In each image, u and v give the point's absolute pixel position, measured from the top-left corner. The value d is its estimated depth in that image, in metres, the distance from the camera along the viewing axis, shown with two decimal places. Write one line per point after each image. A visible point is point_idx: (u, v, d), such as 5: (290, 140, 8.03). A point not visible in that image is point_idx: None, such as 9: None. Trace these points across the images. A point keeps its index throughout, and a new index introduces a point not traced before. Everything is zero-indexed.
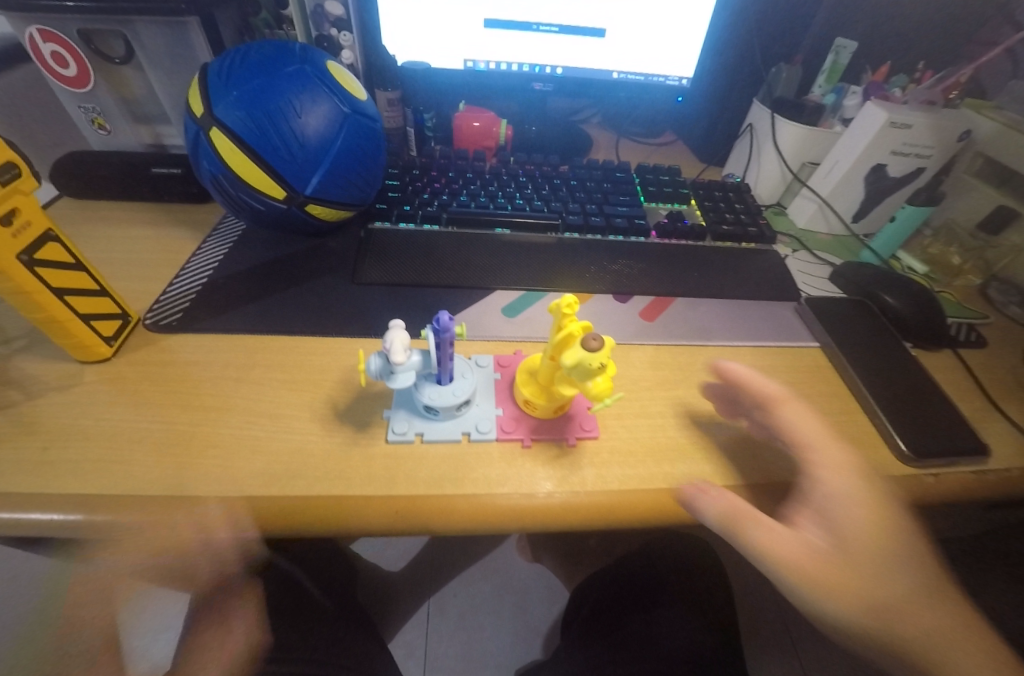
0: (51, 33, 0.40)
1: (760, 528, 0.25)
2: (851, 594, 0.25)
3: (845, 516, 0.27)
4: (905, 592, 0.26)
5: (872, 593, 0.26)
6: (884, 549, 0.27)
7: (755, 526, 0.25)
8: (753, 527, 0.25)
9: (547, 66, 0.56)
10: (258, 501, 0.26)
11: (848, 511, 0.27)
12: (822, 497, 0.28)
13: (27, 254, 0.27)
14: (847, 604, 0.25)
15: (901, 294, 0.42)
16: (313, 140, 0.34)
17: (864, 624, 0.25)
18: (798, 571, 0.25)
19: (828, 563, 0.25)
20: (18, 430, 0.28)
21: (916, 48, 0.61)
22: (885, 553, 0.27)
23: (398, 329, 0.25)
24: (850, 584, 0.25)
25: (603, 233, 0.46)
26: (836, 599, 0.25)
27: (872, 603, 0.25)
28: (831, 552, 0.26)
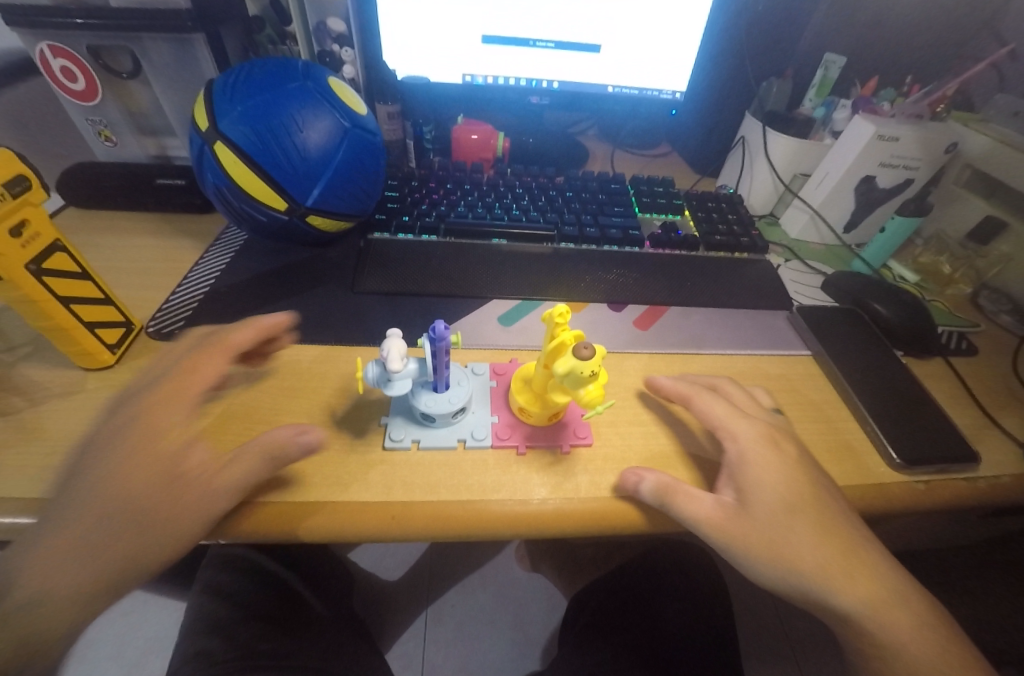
0: (61, 49, 0.41)
1: (687, 497, 0.28)
2: (781, 553, 0.27)
3: (765, 482, 0.29)
4: (835, 556, 0.27)
5: (806, 553, 0.27)
6: (813, 509, 0.28)
7: (682, 495, 0.28)
8: (680, 497, 0.28)
9: (543, 80, 0.57)
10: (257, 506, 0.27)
11: (776, 474, 0.29)
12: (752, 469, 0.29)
13: (35, 263, 0.28)
14: (782, 569, 0.26)
15: (891, 304, 0.42)
16: (315, 153, 0.35)
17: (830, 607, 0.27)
18: (717, 533, 0.27)
19: (754, 525, 0.27)
20: (22, 436, 0.29)
21: (904, 62, 0.62)
22: (815, 513, 0.28)
23: (395, 338, 0.26)
24: (776, 541, 0.27)
25: (598, 244, 0.47)
26: (763, 559, 0.26)
27: (808, 562, 0.27)
28: (744, 512, 0.27)
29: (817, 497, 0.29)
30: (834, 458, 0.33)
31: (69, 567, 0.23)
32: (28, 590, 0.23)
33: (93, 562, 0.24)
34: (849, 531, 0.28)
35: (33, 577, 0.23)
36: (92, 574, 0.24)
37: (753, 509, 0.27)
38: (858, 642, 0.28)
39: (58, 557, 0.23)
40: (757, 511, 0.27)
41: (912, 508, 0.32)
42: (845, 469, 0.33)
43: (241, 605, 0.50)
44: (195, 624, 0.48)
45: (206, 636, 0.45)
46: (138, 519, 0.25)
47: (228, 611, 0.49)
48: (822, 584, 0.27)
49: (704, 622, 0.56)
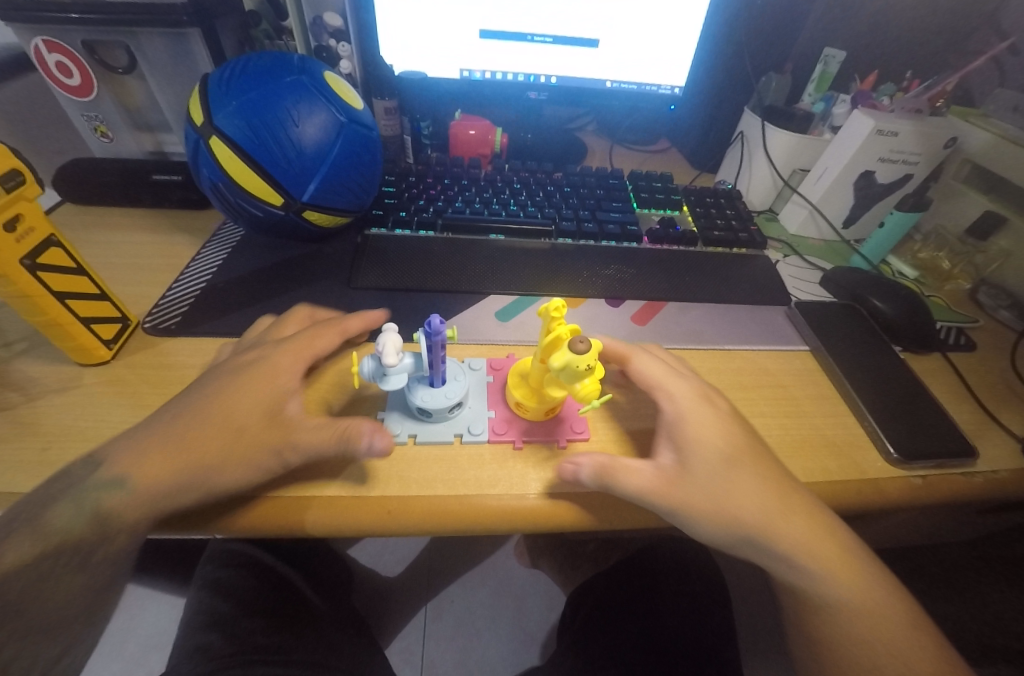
0: (56, 44, 0.41)
1: (626, 472, 0.28)
2: (722, 506, 0.28)
3: (703, 445, 0.29)
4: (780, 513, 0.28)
5: (745, 502, 0.28)
6: (749, 461, 0.29)
7: (621, 471, 0.28)
8: (619, 473, 0.28)
9: (541, 76, 0.57)
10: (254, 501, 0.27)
11: (710, 430, 0.30)
12: (689, 434, 0.30)
13: (30, 258, 0.28)
14: (724, 527, 0.27)
15: (890, 299, 0.42)
16: (310, 148, 0.35)
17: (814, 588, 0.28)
18: (662, 499, 0.27)
19: (693, 485, 0.28)
20: (17, 430, 0.29)
21: (904, 57, 0.62)
22: (750, 464, 0.29)
23: (390, 332, 0.26)
24: (718, 495, 0.28)
25: (596, 239, 0.47)
26: (707, 520, 0.27)
27: (749, 511, 0.28)
28: (687, 477, 0.28)
29: (749, 449, 0.30)
30: (831, 453, 0.33)
31: (157, 463, 0.26)
32: (116, 472, 0.26)
33: (174, 463, 0.26)
34: (786, 480, 0.29)
35: (125, 462, 0.26)
36: (169, 473, 0.26)
37: (693, 465, 0.28)
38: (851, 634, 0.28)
39: (153, 450, 0.26)
40: (697, 467, 0.28)
41: (909, 502, 0.32)
42: (842, 464, 0.33)
43: (241, 602, 0.50)
44: (193, 619, 0.48)
45: (204, 631, 0.46)
46: (217, 439, 0.27)
47: (226, 606, 0.49)
48: (765, 532, 0.28)
49: (703, 616, 0.56)
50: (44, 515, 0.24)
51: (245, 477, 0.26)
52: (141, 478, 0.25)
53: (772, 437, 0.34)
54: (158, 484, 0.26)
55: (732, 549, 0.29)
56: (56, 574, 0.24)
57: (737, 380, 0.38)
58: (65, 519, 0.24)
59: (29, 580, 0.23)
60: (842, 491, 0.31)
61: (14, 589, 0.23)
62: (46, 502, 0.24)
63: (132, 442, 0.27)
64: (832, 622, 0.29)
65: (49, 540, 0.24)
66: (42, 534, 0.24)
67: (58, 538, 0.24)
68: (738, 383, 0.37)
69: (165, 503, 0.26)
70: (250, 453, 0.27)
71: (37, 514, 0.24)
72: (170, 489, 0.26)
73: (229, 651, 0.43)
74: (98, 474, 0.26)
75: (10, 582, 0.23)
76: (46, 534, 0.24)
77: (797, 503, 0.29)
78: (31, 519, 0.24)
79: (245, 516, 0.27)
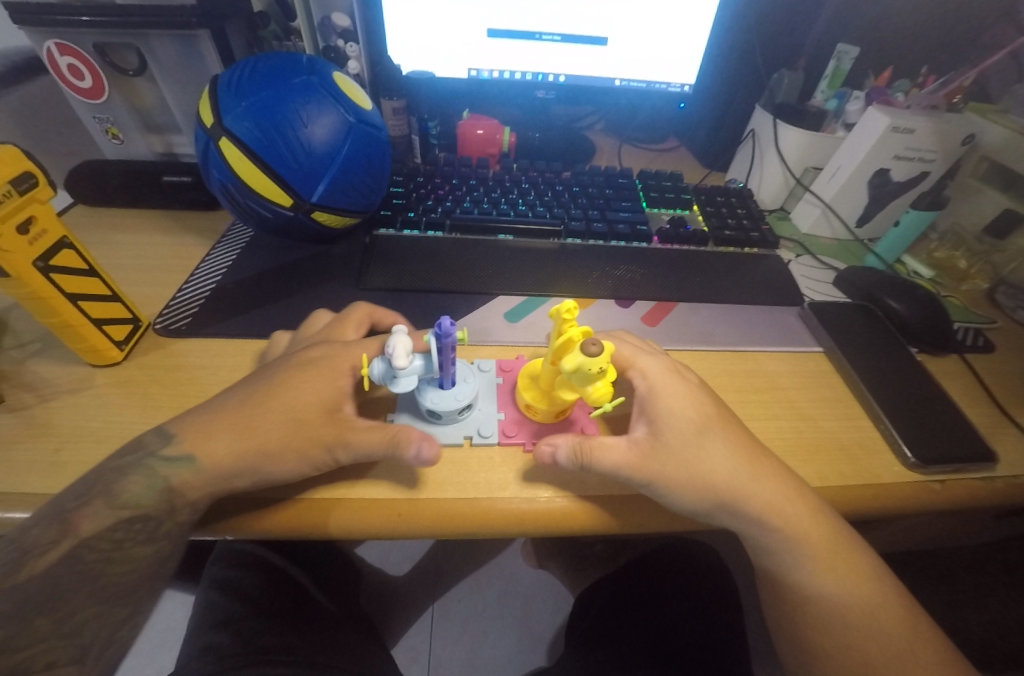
0: (67, 47, 0.42)
1: (599, 449, 0.28)
2: (693, 471, 0.28)
3: (671, 413, 0.29)
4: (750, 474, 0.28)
5: (716, 467, 0.28)
6: (719, 428, 0.30)
7: (595, 449, 0.28)
8: (594, 450, 0.28)
9: (549, 74, 0.57)
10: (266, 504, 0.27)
11: (681, 399, 0.30)
12: (655, 402, 0.30)
13: (42, 261, 0.28)
14: (700, 492, 0.28)
15: (907, 299, 0.41)
16: (320, 149, 0.35)
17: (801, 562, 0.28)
18: (641, 473, 0.27)
19: (667, 454, 0.28)
20: (30, 431, 0.29)
21: (919, 53, 0.61)
22: (720, 431, 0.30)
23: (401, 334, 0.26)
24: (689, 461, 0.28)
25: (605, 239, 0.47)
26: (685, 491, 0.27)
27: (719, 475, 0.28)
28: (659, 446, 0.28)
29: (718, 417, 0.30)
30: (846, 457, 0.33)
31: (220, 444, 0.27)
32: (183, 449, 0.27)
33: (236, 445, 0.27)
34: (753, 447, 0.30)
35: (192, 440, 0.27)
36: (230, 455, 0.27)
37: (664, 432, 0.29)
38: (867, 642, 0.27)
39: (218, 431, 0.27)
40: (668, 434, 0.29)
41: (926, 508, 0.31)
42: (858, 467, 0.32)
43: (251, 601, 0.50)
44: (203, 619, 0.49)
45: (215, 630, 0.46)
46: (277, 427, 0.27)
47: (235, 606, 0.49)
48: (736, 496, 0.28)
49: (713, 619, 0.55)
50: (118, 487, 0.26)
51: (301, 470, 0.27)
52: (205, 458, 0.27)
53: (786, 440, 0.34)
54: (219, 465, 0.26)
55: (711, 518, 0.29)
56: (129, 542, 0.26)
57: (750, 382, 0.37)
58: (137, 491, 0.26)
59: (105, 547, 0.25)
60: (857, 496, 0.31)
61: (92, 555, 0.25)
62: (119, 475, 0.26)
63: (198, 420, 0.28)
64: (848, 629, 0.28)
65: (124, 510, 0.26)
66: (117, 505, 0.26)
67: (130, 509, 0.26)
68: (751, 385, 0.37)
69: (222, 485, 0.26)
70: (308, 445, 0.27)
71: (112, 486, 0.26)
72: (228, 472, 0.26)
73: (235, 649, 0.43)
74: (166, 450, 0.27)
75: (88, 548, 0.25)
76: (121, 504, 0.26)
77: (766, 467, 0.29)
78: (107, 490, 0.26)
79: (256, 518, 0.27)
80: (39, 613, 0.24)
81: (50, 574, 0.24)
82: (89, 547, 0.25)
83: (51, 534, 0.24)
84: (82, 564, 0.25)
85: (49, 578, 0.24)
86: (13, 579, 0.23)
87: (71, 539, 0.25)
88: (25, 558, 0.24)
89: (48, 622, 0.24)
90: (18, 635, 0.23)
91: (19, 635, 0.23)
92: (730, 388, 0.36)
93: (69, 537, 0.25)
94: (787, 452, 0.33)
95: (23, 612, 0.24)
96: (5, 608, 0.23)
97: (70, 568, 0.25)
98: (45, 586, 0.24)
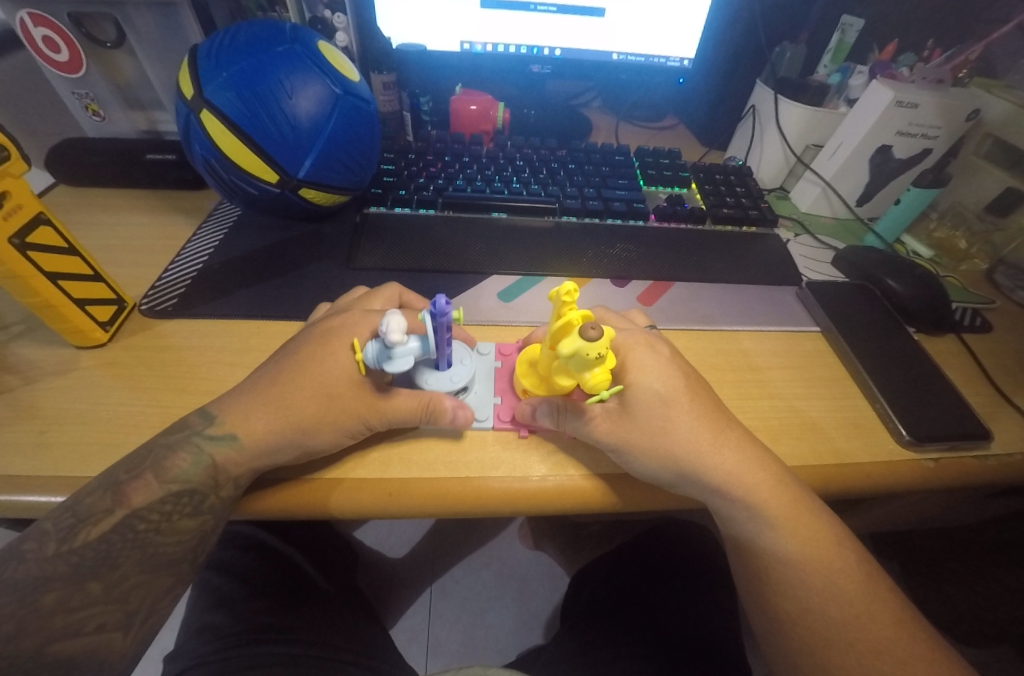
0: (41, 17, 0.40)
1: (576, 411, 0.28)
2: (659, 442, 0.28)
3: (648, 379, 0.29)
4: (714, 442, 0.29)
5: (680, 437, 0.28)
6: (687, 401, 0.29)
7: (573, 412, 0.28)
8: (573, 413, 0.28)
9: (544, 48, 0.55)
10: (266, 486, 0.27)
11: (651, 372, 0.29)
12: (631, 366, 0.29)
13: (19, 237, 0.27)
14: (665, 460, 0.28)
15: (905, 280, 0.41)
16: (305, 122, 0.34)
17: (768, 539, 0.29)
18: (615, 439, 0.28)
19: (638, 422, 0.28)
20: (16, 414, 0.29)
21: (925, 25, 0.59)
22: (688, 402, 0.29)
23: (395, 312, 0.24)
24: (657, 433, 0.28)
25: (600, 217, 0.46)
26: (651, 457, 0.28)
27: (683, 446, 0.28)
28: (631, 412, 0.28)
29: (688, 389, 0.30)
30: (846, 434, 0.33)
31: (259, 421, 0.27)
32: (225, 428, 0.27)
33: (270, 417, 0.27)
34: (719, 416, 0.30)
35: (233, 420, 0.27)
36: (271, 432, 0.27)
37: (631, 403, 0.28)
38: (857, 619, 0.27)
39: (253, 408, 0.27)
40: (636, 406, 0.28)
41: (922, 485, 0.31)
42: (855, 447, 0.32)
43: (248, 582, 0.51)
44: (203, 599, 0.50)
45: (212, 610, 0.48)
46: (312, 402, 0.27)
47: (232, 587, 0.50)
48: (698, 465, 0.28)
49: (705, 596, 0.56)
50: (168, 462, 0.26)
51: (338, 441, 0.27)
52: (247, 435, 0.27)
53: (782, 420, 0.33)
54: (259, 441, 0.26)
55: (676, 488, 0.29)
56: (177, 515, 0.26)
57: (743, 361, 0.37)
58: (185, 467, 0.26)
59: (156, 518, 0.26)
60: (851, 475, 0.31)
61: (143, 525, 0.25)
62: (167, 451, 0.26)
63: (236, 398, 0.28)
64: (867, 603, 0.28)
65: (172, 484, 0.26)
66: (166, 480, 0.26)
67: (178, 483, 0.26)
68: (746, 365, 0.37)
69: (263, 461, 0.27)
70: (345, 419, 0.27)
71: (162, 460, 0.26)
72: (269, 447, 0.26)
73: (231, 633, 0.44)
74: (210, 430, 0.27)
75: (139, 518, 0.25)
76: (169, 479, 0.26)
77: (731, 437, 0.29)
78: (157, 465, 0.26)
79: (257, 498, 0.27)
80: (92, 577, 0.24)
81: (104, 541, 0.25)
82: (141, 517, 0.25)
83: (105, 503, 0.25)
84: (134, 533, 0.25)
85: (104, 544, 0.25)
86: (70, 544, 0.24)
87: (123, 510, 0.25)
88: (80, 525, 0.24)
89: (102, 586, 0.24)
90: (73, 596, 0.24)
91: (74, 597, 0.24)
92: (726, 368, 0.36)
93: (122, 507, 0.25)
94: (782, 432, 0.33)
95: (78, 575, 0.24)
96: (65, 570, 0.24)
97: (123, 537, 0.25)
98: (100, 552, 0.25)
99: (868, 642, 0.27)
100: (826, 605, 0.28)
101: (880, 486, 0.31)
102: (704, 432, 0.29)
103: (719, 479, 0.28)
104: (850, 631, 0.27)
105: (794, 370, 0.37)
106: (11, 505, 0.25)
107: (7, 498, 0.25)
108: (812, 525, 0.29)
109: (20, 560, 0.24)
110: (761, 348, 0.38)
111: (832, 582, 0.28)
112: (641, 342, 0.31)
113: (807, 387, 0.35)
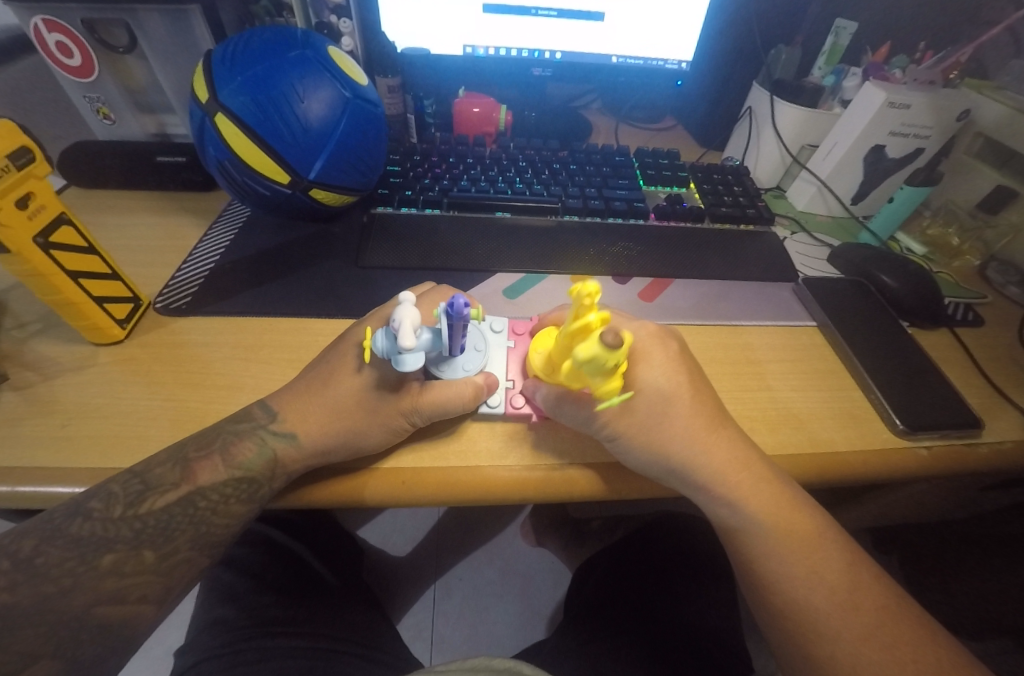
0: (55, 23, 0.41)
1: (575, 401, 0.29)
2: (654, 437, 0.29)
3: (653, 374, 0.30)
4: (710, 436, 0.30)
5: (676, 433, 0.29)
6: (688, 397, 0.30)
7: (572, 402, 0.29)
8: (571, 401, 0.29)
9: (545, 51, 0.56)
10: (309, 477, 0.29)
11: (656, 369, 0.30)
12: (634, 362, 0.30)
13: (42, 237, 0.28)
14: (653, 453, 0.29)
15: (900, 275, 0.42)
16: (316, 125, 0.35)
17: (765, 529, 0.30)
18: (613, 434, 0.29)
19: (638, 418, 0.29)
20: (37, 409, 0.29)
21: (917, 28, 0.61)
22: (689, 400, 0.30)
23: (408, 307, 0.24)
24: (653, 427, 0.29)
25: (601, 216, 0.47)
26: (647, 451, 0.29)
27: (677, 442, 0.29)
28: (635, 405, 0.29)
29: (690, 387, 0.31)
30: (843, 422, 0.34)
31: (307, 413, 0.29)
32: (287, 426, 0.28)
33: (316, 415, 0.29)
34: (716, 413, 0.31)
35: (292, 419, 0.29)
36: (317, 424, 0.28)
37: (636, 401, 0.29)
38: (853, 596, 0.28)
39: (305, 407, 0.29)
40: (638, 402, 0.29)
41: (915, 471, 0.33)
42: (848, 434, 0.33)
43: (255, 574, 0.52)
44: (211, 593, 0.51)
45: (223, 604, 0.49)
46: (350, 403, 0.28)
47: (240, 580, 0.51)
48: (691, 460, 0.29)
49: (704, 590, 0.57)
50: (235, 449, 0.28)
51: (384, 438, 0.28)
52: (304, 434, 0.28)
53: (781, 410, 0.34)
54: (312, 440, 0.28)
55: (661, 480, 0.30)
56: (233, 498, 0.28)
57: (743, 355, 0.38)
58: (249, 455, 0.28)
59: (215, 498, 0.28)
60: (851, 461, 0.32)
61: (203, 502, 0.28)
62: (235, 438, 0.28)
63: (290, 396, 0.30)
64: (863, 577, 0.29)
65: (236, 470, 0.28)
66: (232, 464, 0.28)
67: (242, 470, 0.28)
68: (745, 359, 0.38)
69: (317, 457, 0.28)
70: (387, 414, 0.28)
71: (230, 446, 0.28)
72: (314, 436, 0.28)
73: (240, 624, 0.45)
74: (273, 425, 0.29)
75: (201, 495, 0.27)
76: (235, 464, 0.28)
77: (725, 435, 0.30)
78: (226, 448, 0.28)
79: (312, 489, 0.29)
80: (149, 545, 0.26)
81: (166, 512, 0.27)
82: (202, 495, 0.27)
83: (173, 476, 0.27)
84: (194, 509, 0.27)
85: (166, 515, 0.27)
86: (136, 510, 0.26)
87: (188, 485, 0.27)
88: (147, 493, 0.26)
89: (155, 556, 0.26)
90: (129, 562, 0.26)
91: (130, 563, 0.26)
92: (725, 362, 0.37)
93: (188, 482, 0.27)
94: (779, 422, 0.34)
95: (138, 542, 0.26)
96: (127, 535, 0.26)
97: (184, 511, 0.27)
98: (161, 522, 0.27)
99: (859, 613, 0.28)
100: (817, 573, 0.29)
101: (875, 473, 0.32)
102: (701, 433, 0.30)
103: (721, 468, 0.29)
104: (846, 607, 0.28)
105: (793, 363, 0.38)
106: (35, 495, 0.26)
107: (32, 488, 0.26)
108: (800, 511, 0.30)
109: (86, 517, 0.25)
110: (760, 342, 0.39)
111: (821, 562, 0.29)
112: (648, 338, 0.31)
113: (804, 379, 0.36)
